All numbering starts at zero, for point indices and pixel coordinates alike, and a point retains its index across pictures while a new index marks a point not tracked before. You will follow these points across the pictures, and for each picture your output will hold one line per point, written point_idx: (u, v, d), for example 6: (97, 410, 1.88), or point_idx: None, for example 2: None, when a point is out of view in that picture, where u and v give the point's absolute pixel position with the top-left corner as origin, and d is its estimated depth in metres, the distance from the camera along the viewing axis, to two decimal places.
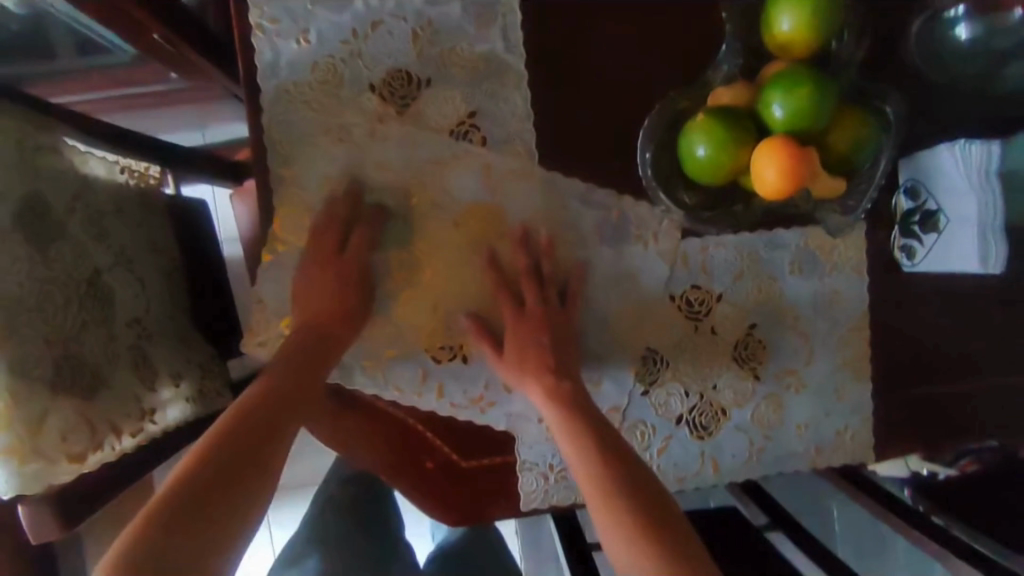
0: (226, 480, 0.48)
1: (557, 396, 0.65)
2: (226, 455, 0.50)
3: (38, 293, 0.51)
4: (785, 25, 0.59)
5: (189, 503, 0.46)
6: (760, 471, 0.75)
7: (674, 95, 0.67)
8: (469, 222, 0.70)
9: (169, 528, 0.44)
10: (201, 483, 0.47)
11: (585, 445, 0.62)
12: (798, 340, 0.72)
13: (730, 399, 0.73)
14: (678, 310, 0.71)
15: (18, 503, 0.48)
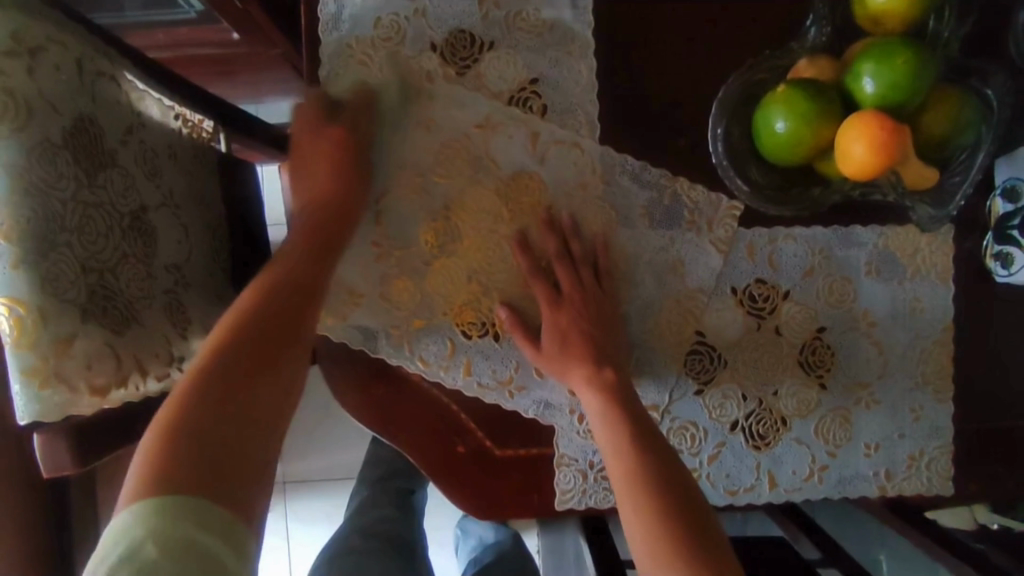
0: (235, 384, 0.45)
1: (597, 384, 0.62)
2: (232, 353, 0.47)
3: (80, 215, 0.51)
4: None
5: (205, 419, 0.43)
6: (822, 492, 0.69)
7: (749, 68, 0.64)
8: (516, 193, 0.67)
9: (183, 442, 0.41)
10: (213, 384, 0.44)
11: (639, 460, 0.56)
12: (872, 349, 0.69)
13: (792, 408, 0.68)
14: (740, 305, 0.68)
15: (35, 432, 0.48)
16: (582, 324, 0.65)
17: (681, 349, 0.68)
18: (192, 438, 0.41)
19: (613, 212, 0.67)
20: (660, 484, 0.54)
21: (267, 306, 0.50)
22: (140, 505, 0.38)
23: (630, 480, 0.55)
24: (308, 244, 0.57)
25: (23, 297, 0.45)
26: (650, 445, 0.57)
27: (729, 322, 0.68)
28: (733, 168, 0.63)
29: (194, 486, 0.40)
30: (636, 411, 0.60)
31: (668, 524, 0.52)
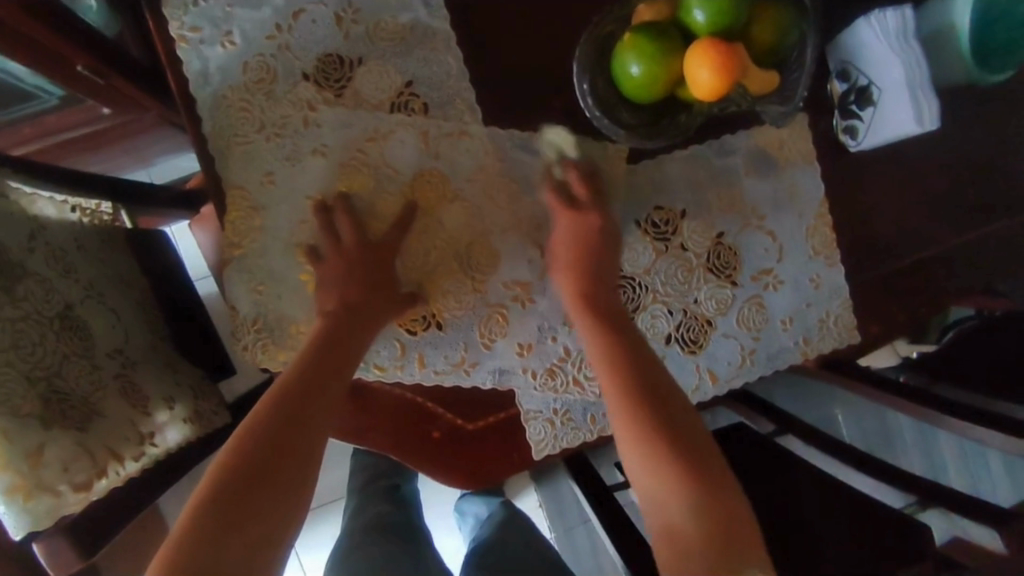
0: (263, 477, 0.52)
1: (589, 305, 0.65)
2: (258, 450, 0.53)
3: (11, 332, 0.52)
4: None
5: (216, 514, 0.49)
6: (757, 372, 0.78)
7: (596, 24, 0.70)
8: (418, 189, 0.71)
9: (207, 533, 0.48)
10: (235, 480, 0.51)
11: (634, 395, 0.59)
12: (768, 238, 0.77)
13: (714, 309, 0.76)
14: (645, 234, 0.75)
15: (30, 542, 0.50)
16: (592, 270, 0.67)
17: None
18: (207, 525, 0.49)
19: (513, 183, 0.72)
20: (658, 415, 0.58)
21: (285, 405, 0.56)
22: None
23: (638, 412, 0.58)
24: (328, 328, 0.63)
25: None
26: (643, 372, 0.61)
27: (641, 252, 0.75)
28: (605, 115, 0.69)
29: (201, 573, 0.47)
30: (634, 340, 0.63)
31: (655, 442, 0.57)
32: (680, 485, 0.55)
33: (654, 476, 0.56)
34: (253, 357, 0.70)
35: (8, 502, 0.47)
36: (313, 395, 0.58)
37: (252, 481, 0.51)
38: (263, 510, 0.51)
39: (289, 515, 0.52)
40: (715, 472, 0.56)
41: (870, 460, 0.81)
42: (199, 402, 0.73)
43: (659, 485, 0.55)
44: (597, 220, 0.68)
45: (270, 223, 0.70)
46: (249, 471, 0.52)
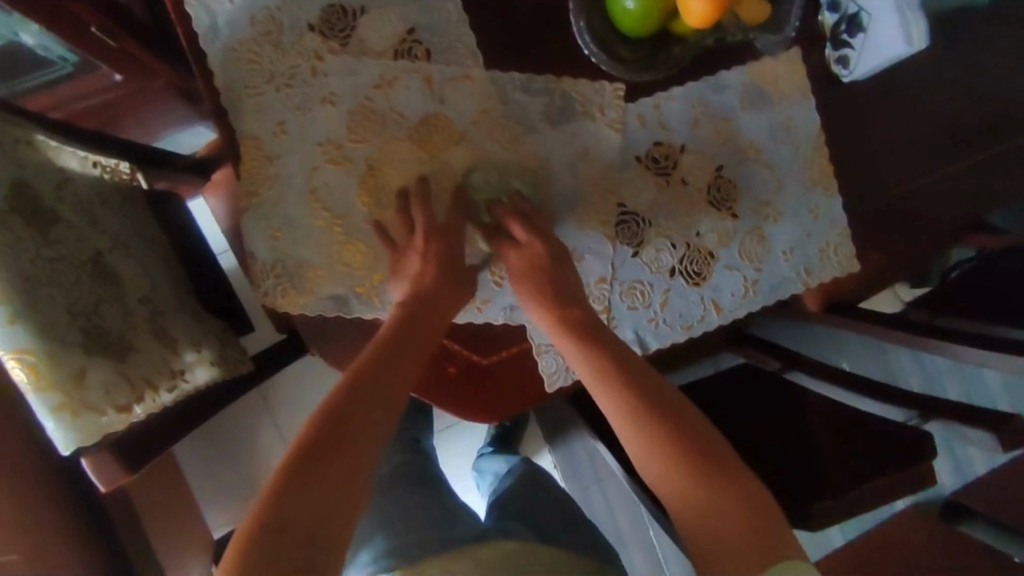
0: (342, 439, 0.55)
1: (570, 324, 0.68)
2: (340, 418, 0.56)
3: (47, 269, 0.55)
4: None
5: (298, 471, 0.53)
6: (760, 302, 0.80)
7: None
8: (424, 133, 0.74)
9: (293, 491, 0.52)
10: (318, 444, 0.54)
11: (633, 402, 0.61)
12: (765, 171, 0.79)
13: (715, 242, 0.79)
14: (646, 169, 0.77)
15: (80, 457, 0.53)
16: (556, 292, 0.70)
17: (610, 223, 0.77)
18: (290, 481, 0.52)
19: (516, 126, 0.75)
20: (666, 419, 0.60)
21: (361, 380, 0.59)
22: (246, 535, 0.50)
23: (640, 421, 0.60)
24: (402, 313, 0.67)
25: (29, 347, 0.49)
26: (641, 386, 0.62)
27: (643, 188, 0.77)
28: (602, 51, 0.71)
29: (286, 527, 0.50)
30: (614, 348, 0.66)
31: (668, 444, 0.59)
32: (704, 486, 0.56)
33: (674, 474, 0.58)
34: (273, 303, 0.73)
35: (57, 420, 0.49)
36: (382, 382, 0.60)
37: (331, 450, 0.54)
38: (347, 478, 0.54)
39: (354, 497, 0.54)
40: (720, 457, 0.58)
41: (871, 383, 0.84)
42: (224, 347, 0.76)
43: (680, 486, 0.57)
44: (540, 250, 0.71)
45: (283, 171, 0.72)
46: (329, 436, 0.55)
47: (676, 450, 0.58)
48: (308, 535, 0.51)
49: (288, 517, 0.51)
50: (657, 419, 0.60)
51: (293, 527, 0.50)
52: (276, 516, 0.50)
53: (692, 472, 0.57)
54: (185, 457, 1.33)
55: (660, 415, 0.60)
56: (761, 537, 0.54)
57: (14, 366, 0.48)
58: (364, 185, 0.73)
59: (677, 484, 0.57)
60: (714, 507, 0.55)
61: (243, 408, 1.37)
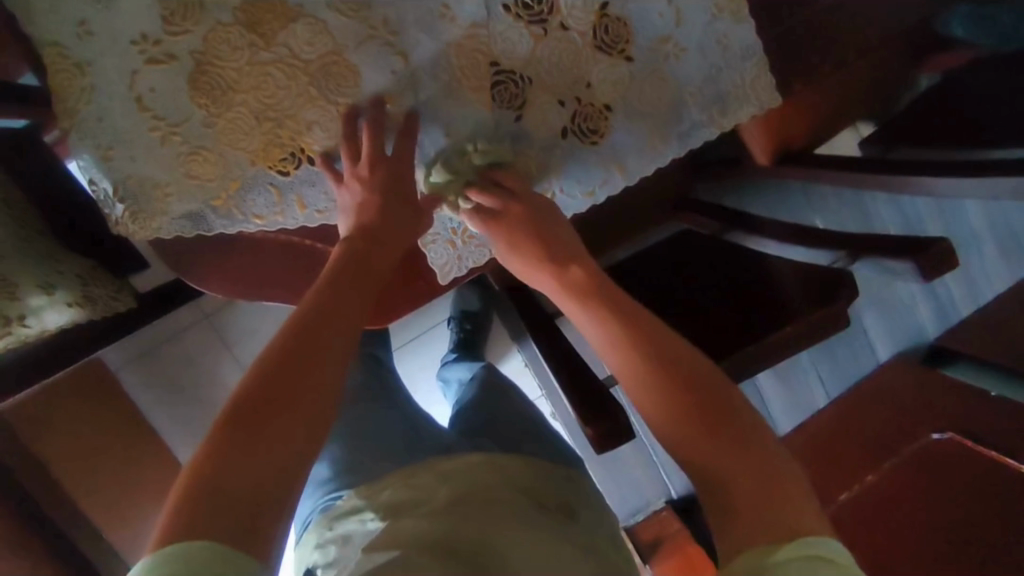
0: (291, 386, 0.49)
1: (569, 285, 0.64)
2: (285, 365, 0.50)
3: None
4: None
5: (240, 427, 0.47)
6: (667, 154, 0.75)
7: None
8: (254, 14, 0.61)
9: (237, 451, 0.45)
10: (263, 399, 0.48)
11: (632, 358, 0.58)
12: (662, 3, 0.67)
13: (610, 92, 0.70)
14: (518, 20, 0.65)
15: None
16: (541, 248, 0.67)
17: (484, 88, 0.68)
18: (233, 439, 0.46)
19: None
20: (673, 369, 0.56)
21: (306, 325, 0.53)
22: (178, 508, 0.43)
23: (648, 375, 0.57)
24: (352, 253, 0.61)
25: None
26: (647, 335, 0.58)
27: (518, 42, 0.66)
28: None
29: (226, 494, 0.44)
30: (613, 298, 0.61)
31: (673, 391, 0.55)
32: (716, 439, 0.52)
33: (689, 430, 0.53)
34: (125, 229, 0.68)
35: None
36: (332, 327, 0.53)
37: (274, 399, 0.48)
38: (299, 432, 0.48)
39: (305, 458, 0.48)
40: (732, 408, 0.54)
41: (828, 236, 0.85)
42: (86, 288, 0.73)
43: (690, 437, 0.53)
44: (520, 212, 0.69)
45: (98, 80, 0.61)
46: (278, 385, 0.49)
47: (686, 400, 0.54)
48: (247, 500, 0.44)
49: (226, 482, 0.44)
50: (667, 369, 0.56)
51: (236, 493, 0.44)
52: (214, 486, 0.44)
53: (704, 422, 0.53)
54: (136, 390, 1.28)
55: (664, 365, 0.56)
56: (782, 496, 0.49)
57: None
58: (195, 84, 0.63)
59: (688, 433, 0.53)
60: (724, 459, 0.51)
61: (197, 340, 1.30)
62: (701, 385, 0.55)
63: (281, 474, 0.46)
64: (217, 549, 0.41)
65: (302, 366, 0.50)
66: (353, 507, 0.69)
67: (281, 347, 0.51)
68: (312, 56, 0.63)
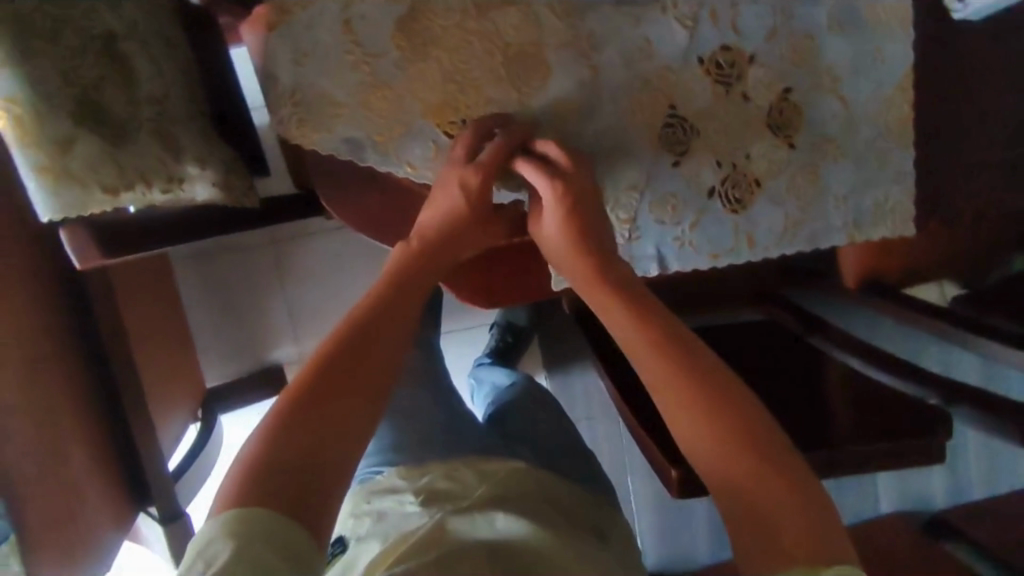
0: (347, 374, 0.53)
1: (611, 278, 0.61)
2: (342, 354, 0.54)
3: None
4: None
5: (298, 409, 0.51)
6: (797, 245, 0.75)
7: None
8: None
9: (296, 429, 0.50)
10: (322, 384, 0.52)
11: (663, 362, 0.54)
12: (837, 104, 0.72)
13: (765, 169, 0.73)
14: (707, 75, 0.70)
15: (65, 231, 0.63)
16: (583, 230, 0.65)
17: (655, 124, 0.71)
18: (295, 420, 0.50)
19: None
20: (701, 380, 0.53)
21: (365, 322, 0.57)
22: (242, 486, 0.47)
23: (673, 386, 0.53)
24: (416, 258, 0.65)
25: (14, 96, 0.52)
26: (674, 340, 0.55)
27: (699, 93, 0.70)
28: None
29: (284, 472, 0.48)
30: (642, 296, 0.58)
31: (701, 404, 0.52)
32: (743, 459, 0.49)
33: (721, 445, 0.50)
34: (286, 131, 0.70)
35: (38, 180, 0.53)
36: (389, 327, 0.57)
37: (332, 384, 0.52)
38: (348, 413, 0.52)
39: (358, 439, 0.51)
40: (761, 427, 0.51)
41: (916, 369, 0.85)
42: (232, 177, 0.74)
43: (714, 453, 0.50)
44: (583, 181, 0.66)
45: None
46: (338, 374, 0.53)
47: (709, 415, 0.51)
48: (303, 475, 0.48)
49: (286, 459, 0.48)
50: (698, 379, 0.53)
51: (293, 469, 0.48)
52: (274, 464, 0.48)
53: (731, 441, 0.50)
54: (185, 283, 1.34)
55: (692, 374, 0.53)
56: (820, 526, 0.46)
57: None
58: (403, 27, 0.67)
59: (714, 450, 0.50)
60: (748, 481, 0.48)
61: (257, 260, 1.35)
62: (736, 400, 0.52)
63: (337, 455, 0.50)
64: (272, 518, 0.46)
65: (357, 358, 0.54)
66: (395, 484, 0.71)
67: (339, 339, 0.55)
68: (514, 38, 0.68)
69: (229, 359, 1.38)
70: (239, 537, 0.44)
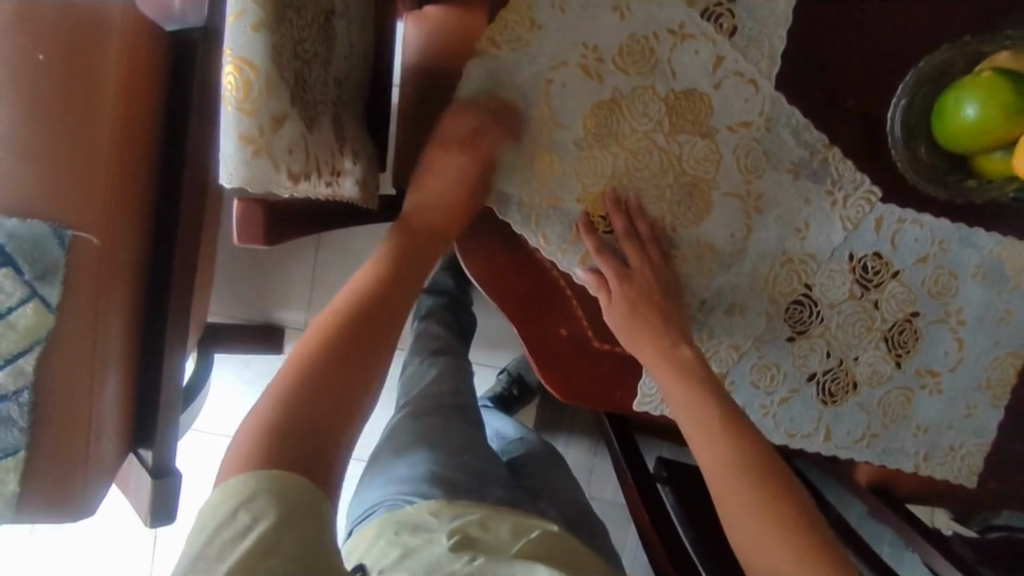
0: (352, 348, 0.55)
1: (685, 362, 0.65)
2: (350, 326, 0.57)
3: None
4: (970, 111, 0.58)
5: (309, 377, 0.53)
6: (865, 456, 0.75)
7: (966, 43, 0.63)
8: (683, 112, 0.66)
9: (303, 393, 0.52)
10: (328, 352, 0.54)
11: (704, 432, 0.61)
12: (952, 344, 0.73)
13: (866, 376, 0.74)
14: (851, 272, 0.71)
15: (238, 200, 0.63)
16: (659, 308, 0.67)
17: (787, 295, 0.71)
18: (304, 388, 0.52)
19: (765, 158, 0.68)
20: (743, 458, 0.58)
21: (371, 294, 0.59)
22: (252, 455, 0.49)
23: (714, 455, 0.59)
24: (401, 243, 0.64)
25: (255, 61, 0.45)
26: (725, 421, 0.61)
27: (837, 284, 0.71)
28: (903, 140, 0.66)
29: (289, 436, 0.50)
30: (704, 380, 0.63)
31: (738, 477, 0.58)
32: (772, 529, 0.55)
33: (724, 481, 0.58)
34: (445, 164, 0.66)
35: (240, 146, 0.46)
36: (384, 306, 0.59)
37: (339, 356, 0.55)
38: (345, 382, 0.54)
39: (352, 405, 0.54)
40: (794, 508, 0.56)
41: None
42: (369, 174, 0.72)
43: (738, 522, 0.57)
44: (651, 283, 0.67)
45: (536, 53, 0.64)
46: (345, 346, 0.55)
47: (746, 493, 0.57)
48: (305, 439, 0.51)
49: (291, 424, 0.51)
50: (747, 457, 0.58)
51: (296, 430, 0.51)
52: (284, 433, 0.50)
53: (763, 509, 0.56)
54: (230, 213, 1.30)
55: (740, 451, 0.59)
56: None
57: (231, 71, 0.45)
58: (596, 115, 0.65)
59: (749, 520, 0.56)
60: (779, 550, 0.54)
61: None
62: (772, 481, 0.57)
63: (337, 428, 0.52)
64: (278, 484, 0.48)
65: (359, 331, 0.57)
66: (424, 520, 0.67)
67: (344, 313, 0.57)
68: (693, 167, 0.67)
69: (241, 302, 1.33)
70: (267, 520, 0.47)
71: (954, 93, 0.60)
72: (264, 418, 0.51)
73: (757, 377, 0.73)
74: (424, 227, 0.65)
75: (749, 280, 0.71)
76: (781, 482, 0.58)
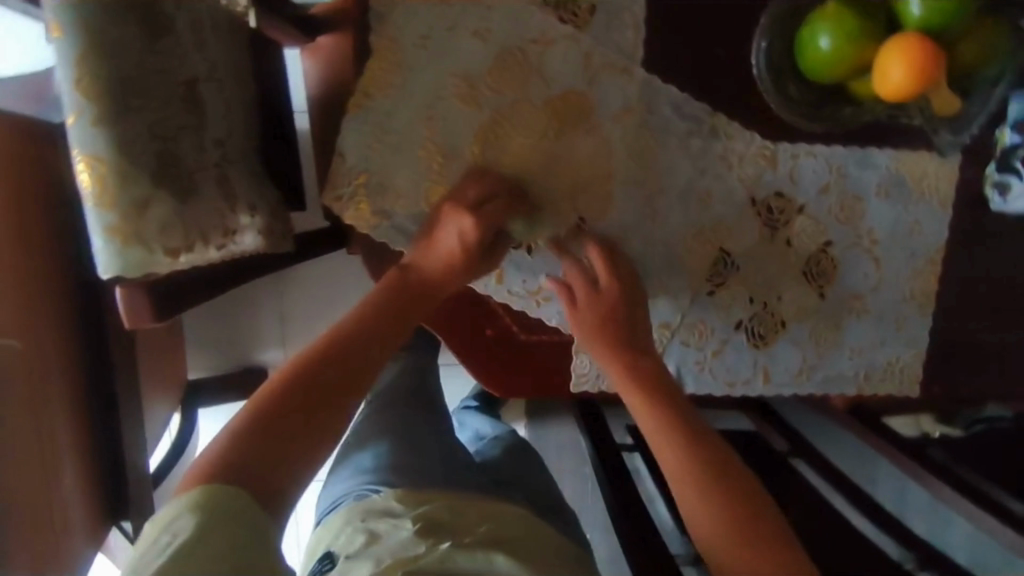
0: (326, 383, 0.50)
1: (637, 372, 0.59)
2: (331, 361, 0.51)
3: (124, 87, 0.49)
4: (825, 43, 0.58)
5: (268, 412, 0.48)
6: (808, 388, 0.78)
7: None
8: (560, 104, 0.67)
9: (261, 427, 0.47)
10: (298, 385, 0.50)
11: (668, 440, 0.52)
12: (870, 265, 0.75)
13: (792, 311, 0.75)
14: (757, 216, 0.72)
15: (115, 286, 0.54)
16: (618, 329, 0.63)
17: (701, 254, 0.73)
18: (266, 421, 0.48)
19: (650, 130, 0.69)
20: (710, 464, 0.51)
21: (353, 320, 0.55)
22: (195, 485, 0.44)
23: (681, 463, 0.51)
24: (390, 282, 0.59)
25: (100, 155, 0.47)
26: (691, 429, 0.53)
27: (746, 233, 0.73)
28: (771, 80, 0.65)
29: (240, 469, 0.46)
30: (668, 388, 0.57)
31: (709, 484, 0.50)
32: (748, 543, 0.46)
33: (693, 491, 0.50)
34: (343, 208, 0.67)
35: (107, 240, 0.49)
36: (360, 341, 0.54)
37: (310, 394, 0.50)
38: (313, 422, 0.49)
39: (319, 442, 0.49)
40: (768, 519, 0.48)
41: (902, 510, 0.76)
42: (275, 221, 0.73)
43: (708, 536, 0.48)
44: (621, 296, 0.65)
45: (406, 79, 0.65)
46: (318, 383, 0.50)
47: (717, 504, 0.48)
48: (258, 474, 0.46)
49: (246, 458, 0.46)
50: (717, 468, 0.50)
51: (246, 464, 0.46)
52: (232, 467, 0.45)
53: (733, 521, 0.48)
54: None
55: (711, 464, 0.51)
56: None
57: (81, 170, 0.47)
58: (474, 124, 0.67)
59: (721, 533, 0.47)
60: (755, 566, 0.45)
61: None
62: (744, 493, 0.49)
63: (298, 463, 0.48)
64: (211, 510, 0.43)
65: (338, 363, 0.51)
66: (392, 506, 0.67)
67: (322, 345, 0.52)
68: (582, 153, 0.68)
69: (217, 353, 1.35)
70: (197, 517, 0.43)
71: (806, 27, 0.60)
72: (201, 461, 0.46)
73: (689, 336, 0.75)
74: (422, 280, 0.60)
75: (664, 250, 0.72)
76: (754, 492, 0.49)
